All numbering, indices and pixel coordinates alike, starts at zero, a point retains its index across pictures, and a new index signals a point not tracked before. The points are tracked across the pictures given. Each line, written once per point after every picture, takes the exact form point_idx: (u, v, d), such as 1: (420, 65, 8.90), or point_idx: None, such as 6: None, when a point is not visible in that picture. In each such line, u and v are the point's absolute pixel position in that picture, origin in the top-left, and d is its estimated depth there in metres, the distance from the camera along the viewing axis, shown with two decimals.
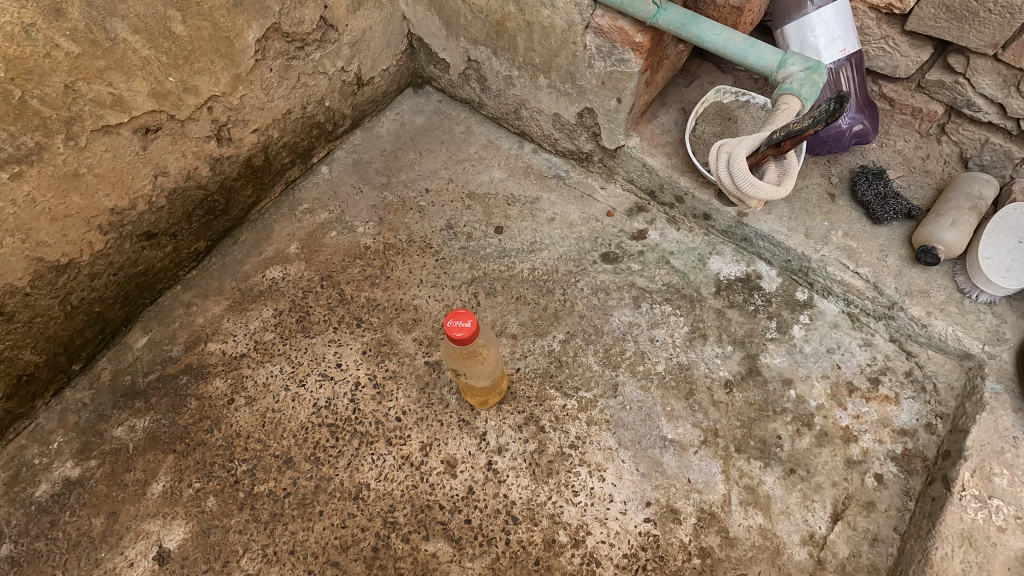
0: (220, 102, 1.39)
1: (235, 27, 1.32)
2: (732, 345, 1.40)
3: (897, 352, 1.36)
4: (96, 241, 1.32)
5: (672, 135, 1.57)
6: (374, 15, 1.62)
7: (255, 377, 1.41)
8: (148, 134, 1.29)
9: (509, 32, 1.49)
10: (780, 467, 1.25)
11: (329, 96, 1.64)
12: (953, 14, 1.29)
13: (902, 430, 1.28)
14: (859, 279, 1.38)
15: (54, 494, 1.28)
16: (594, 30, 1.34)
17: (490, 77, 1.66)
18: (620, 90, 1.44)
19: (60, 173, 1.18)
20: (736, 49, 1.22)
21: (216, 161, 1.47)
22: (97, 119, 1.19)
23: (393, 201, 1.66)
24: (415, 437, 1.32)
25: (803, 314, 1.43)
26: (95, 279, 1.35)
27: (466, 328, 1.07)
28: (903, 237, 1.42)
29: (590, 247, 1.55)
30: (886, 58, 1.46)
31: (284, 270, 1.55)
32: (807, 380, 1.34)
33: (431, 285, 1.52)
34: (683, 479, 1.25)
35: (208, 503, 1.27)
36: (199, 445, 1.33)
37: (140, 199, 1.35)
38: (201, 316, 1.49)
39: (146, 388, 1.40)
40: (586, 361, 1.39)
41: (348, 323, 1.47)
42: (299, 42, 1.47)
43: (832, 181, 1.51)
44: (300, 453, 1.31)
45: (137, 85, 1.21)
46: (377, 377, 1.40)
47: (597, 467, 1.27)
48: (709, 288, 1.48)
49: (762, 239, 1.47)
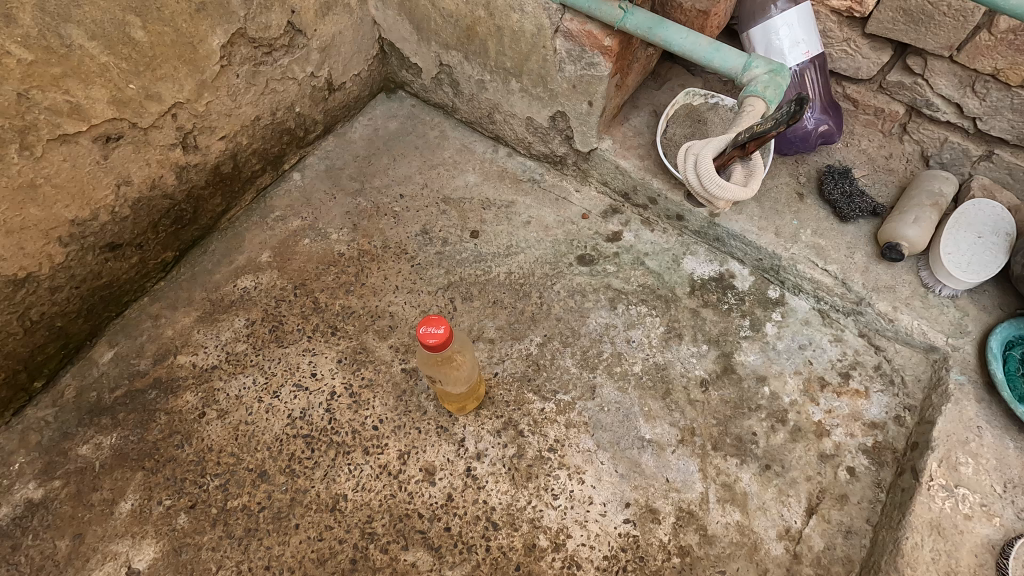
0: (185, 108, 1.36)
1: (199, 32, 1.29)
2: (707, 344, 1.41)
3: (867, 346, 1.39)
4: (56, 253, 1.28)
5: (644, 138, 1.58)
6: (344, 20, 1.60)
7: (227, 390, 1.38)
8: (109, 143, 1.25)
9: (480, 36, 1.49)
10: (756, 464, 1.27)
11: (299, 102, 1.61)
12: (910, 17, 1.33)
13: (872, 423, 1.30)
14: (828, 276, 1.41)
15: (16, 518, 1.23)
16: (563, 34, 1.35)
17: (462, 81, 1.66)
18: (591, 94, 1.44)
19: (15, 184, 1.14)
20: (702, 52, 1.23)
21: (182, 169, 1.43)
22: (54, 128, 1.15)
23: (368, 207, 1.65)
24: (393, 445, 1.31)
25: (776, 312, 1.45)
26: (56, 293, 1.31)
27: (439, 334, 1.07)
28: (869, 234, 1.45)
29: (566, 250, 1.56)
30: (848, 60, 1.49)
31: (256, 278, 1.53)
32: (780, 377, 1.36)
33: (407, 291, 1.51)
34: (662, 479, 1.26)
35: (180, 520, 1.23)
36: (170, 461, 1.29)
37: (102, 209, 1.32)
38: (170, 328, 1.45)
39: (112, 404, 1.36)
40: (564, 364, 1.39)
41: (322, 332, 1.45)
42: (266, 47, 1.45)
43: (800, 180, 1.54)
44: (275, 466, 1.29)
45: (96, 93, 1.18)
46: (354, 385, 1.38)
47: (576, 469, 1.27)
48: (683, 287, 1.49)
49: (734, 239, 1.49)
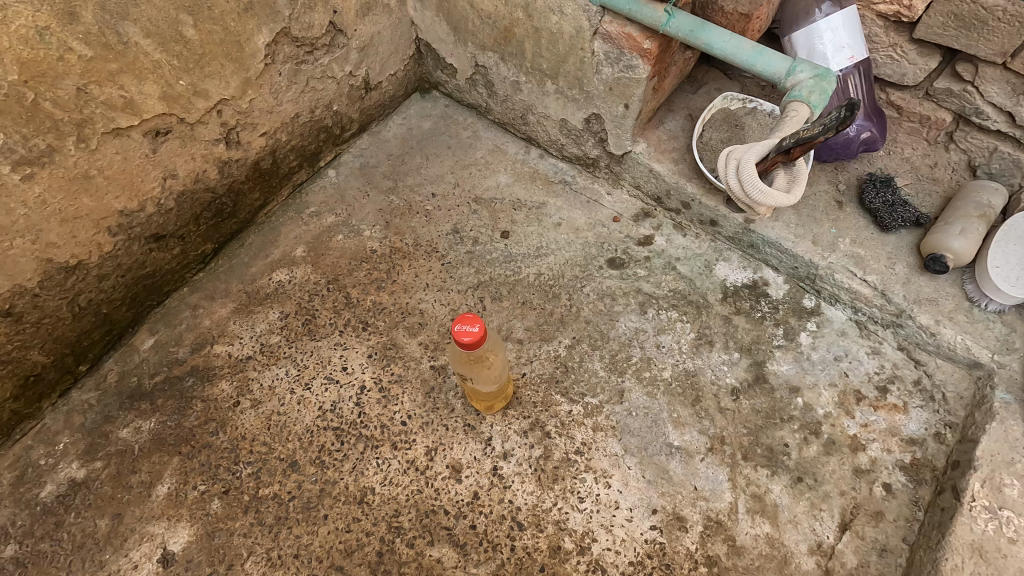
0: (230, 105, 1.39)
1: (246, 31, 1.32)
2: (739, 352, 1.39)
3: (906, 360, 1.36)
4: (105, 243, 1.32)
5: (679, 142, 1.57)
6: (383, 20, 1.62)
7: (261, 380, 1.41)
8: (158, 137, 1.29)
9: (518, 37, 1.49)
10: (788, 476, 1.25)
11: (337, 101, 1.64)
12: (962, 22, 1.30)
13: (911, 439, 1.27)
14: (867, 286, 1.37)
15: (60, 495, 1.29)
16: (602, 36, 1.35)
17: (497, 82, 1.67)
18: (627, 97, 1.44)
19: (71, 175, 1.19)
20: (745, 55, 1.21)
21: (224, 164, 1.47)
22: (108, 122, 1.19)
23: (400, 205, 1.67)
24: (421, 441, 1.32)
25: (810, 322, 1.42)
26: (103, 280, 1.36)
27: (474, 333, 1.07)
28: (911, 245, 1.41)
29: (596, 253, 1.55)
30: (894, 66, 1.46)
31: (290, 273, 1.56)
32: (814, 388, 1.34)
33: (437, 289, 1.52)
34: (690, 487, 1.24)
35: (213, 506, 1.27)
36: (205, 447, 1.33)
37: (150, 201, 1.36)
38: (208, 318, 1.49)
39: (152, 390, 1.40)
40: (592, 367, 1.39)
41: (353, 327, 1.47)
42: (308, 46, 1.48)
43: (839, 188, 1.51)
44: (305, 457, 1.31)
45: (148, 89, 1.22)
46: (383, 381, 1.40)
47: (603, 473, 1.26)
48: (715, 294, 1.47)
49: (769, 246, 1.47)
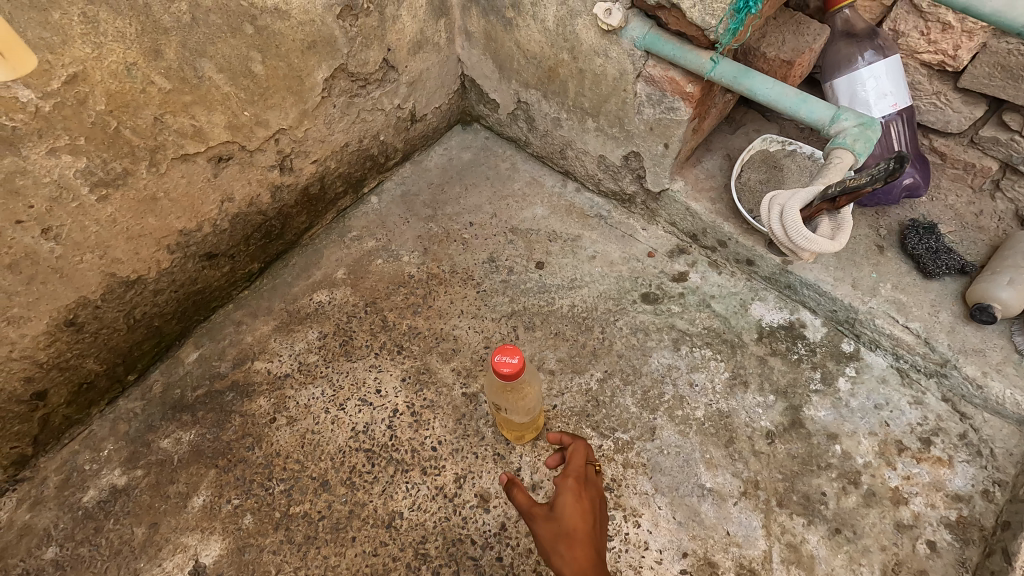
0: (287, 134, 1.47)
1: (307, 67, 1.40)
2: (775, 394, 1.37)
3: (951, 412, 1.32)
4: (164, 259, 1.40)
5: (716, 181, 1.59)
6: (432, 57, 1.70)
7: (297, 398, 1.44)
8: (220, 162, 1.37)
9: (562, 77, 1.55)
10: (825, 526, 1.21)
11: (384, 131, 1.72)
12: (1009, 73, 1.31)
13: (956, 496, 1.22)
14: (909, 333, 1.35)
15: (101, 501, 1.33)
16: (645, 79, 1.39)
17: (538, 118, 1.72)
18: (667, 136, 1.47)
19: (140, 196, 1.27)
20: (788, 102, 1.23)
21: (277, 189, 1.55)
22: (178, 148, 1.27)
23: (438, 232, 1.71)
24: (450, 468, 1.33)
25: (849, 367, 1.39)
26: (158, 295, 1.43)
27: (513, 364, 1.08)
28: (956, 293, 1.38)
29: (630, 287, 1.57)
30: (937, 113, 1.46)
31: (330, 294, 1.61)
32: (853, 436, 1.30)
33: (472, 316, 1.55)
34: (722, 531, 1.22)
35: (245, 521, 1.29)
36: (241, 462, 1.36)
37: (207, 222, 1.43)
38: (251, 334, 1.55)
39: (193, 402, 1.45)
40: (623, 402, 1.38)
41: (389, 350, 1.51)
42: (362, 81, 1.56)
43: (880, 233, 1.49)
44: (336, 477, 1.33)
45: (216, 118, 1.30)
46: (416, 405, 1.42)
47: (633, 512, 1.25)
48: (750, 333, 1.46)
49: (807, 288, 1.45)
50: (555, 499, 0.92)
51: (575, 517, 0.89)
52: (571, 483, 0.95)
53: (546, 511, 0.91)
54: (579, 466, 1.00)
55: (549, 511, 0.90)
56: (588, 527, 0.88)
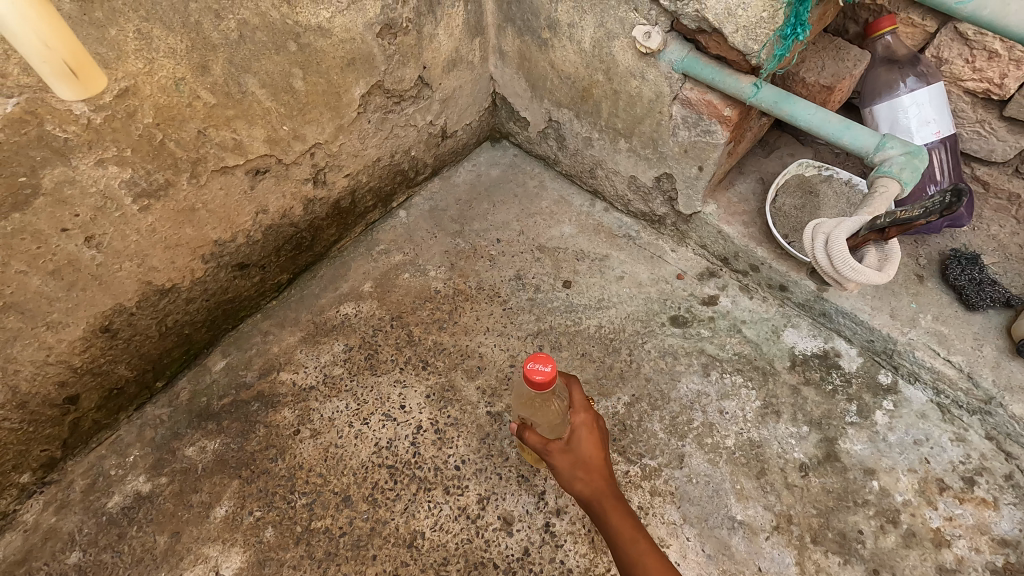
0: (322, 148, 1.49)
1: (345, 83, 1.43)
2: (808, 425, 1.33)
3: (995, 452, 1.27)
4: (197, 268, 1.42)
5: (750, 204, 1.57)
6: (465, 75, 1.72)
7: (321, 411, 1.44)
8: (257, 175, 1.39)
9: (595, 97, 1.55)
10: (862, 566, 1.16)
11: (415, 147, 1.73)
12: None
13: (1002, 540, 1.17)
14: (952, 367, 1.30)
15: (125, 507, 1.33)
16: (681, 101, 1.38)
17: (569, 137, 1.72)
18: (702, 159, 1.46)
19: (180, 207, 1.29)
20: (831, 128, 1.21)
21: (310, 202, 1.57)
22: (218, 161, 1.30)
23: (466, 248, 1.71)
24: (473, 489, 1.31)
25: (887, 400, 1.35)
26: (190, 303, 1.45)
27: (546, 371, 1.03)
28: (1000, 326, 1.34)
29: (658, 309, 1.54)
30: (981, 142, 1.44)
31: (357, 306, 1.61)
32: (891, 472, 1.26)
33: (498, 334, 1.54)
34: (753, 567, 1.18)
35: (267, 534, 1.28)
36: (264, 473, 1.36)
37: (241, 233, 1.46)
38: (277, 345, 1.55)
39: (219, 411, 1.46)
40: (651, 428, 1.35)
41: (414, 365, 1.50)
42: (397, 97, 1.58)
43: (919, 262, 1.45)
44: (358, 493, 1.32)
45: (256, 133, 1.32)
46: (440, 423, 1.40)
47: (661, 542, 1.21)
48: (783, 361, 1.43)
49: (843, 316, 1.42)
50: (572, 435, 1.07)
51: (590, 449, 1.06)
52: (585, 419, 1.09)
53: (563, 444, 1.06)
54: (587, 400, 1.12)
55: (565, 445, 1.06)
56: (602, 457, 1.06)
